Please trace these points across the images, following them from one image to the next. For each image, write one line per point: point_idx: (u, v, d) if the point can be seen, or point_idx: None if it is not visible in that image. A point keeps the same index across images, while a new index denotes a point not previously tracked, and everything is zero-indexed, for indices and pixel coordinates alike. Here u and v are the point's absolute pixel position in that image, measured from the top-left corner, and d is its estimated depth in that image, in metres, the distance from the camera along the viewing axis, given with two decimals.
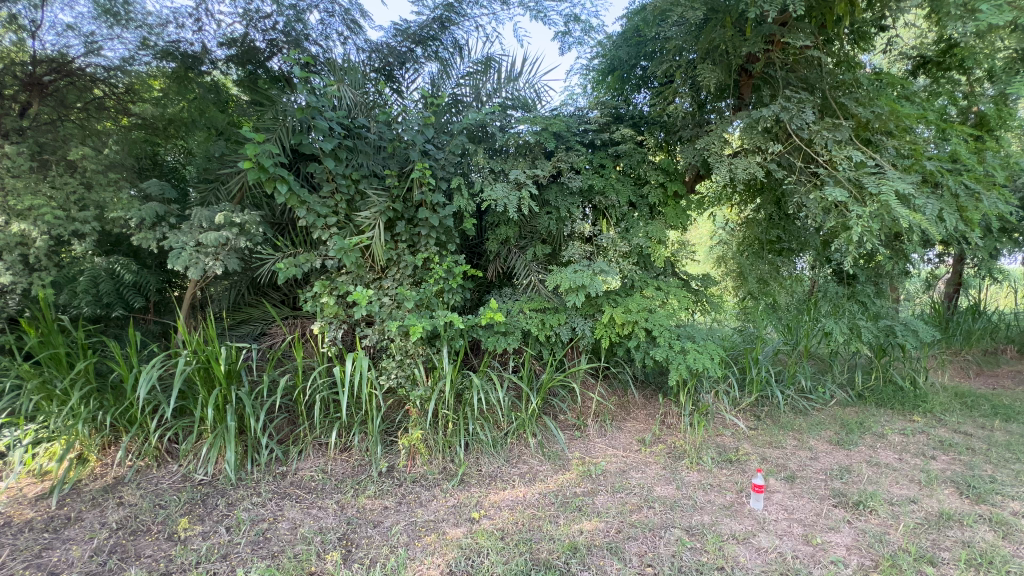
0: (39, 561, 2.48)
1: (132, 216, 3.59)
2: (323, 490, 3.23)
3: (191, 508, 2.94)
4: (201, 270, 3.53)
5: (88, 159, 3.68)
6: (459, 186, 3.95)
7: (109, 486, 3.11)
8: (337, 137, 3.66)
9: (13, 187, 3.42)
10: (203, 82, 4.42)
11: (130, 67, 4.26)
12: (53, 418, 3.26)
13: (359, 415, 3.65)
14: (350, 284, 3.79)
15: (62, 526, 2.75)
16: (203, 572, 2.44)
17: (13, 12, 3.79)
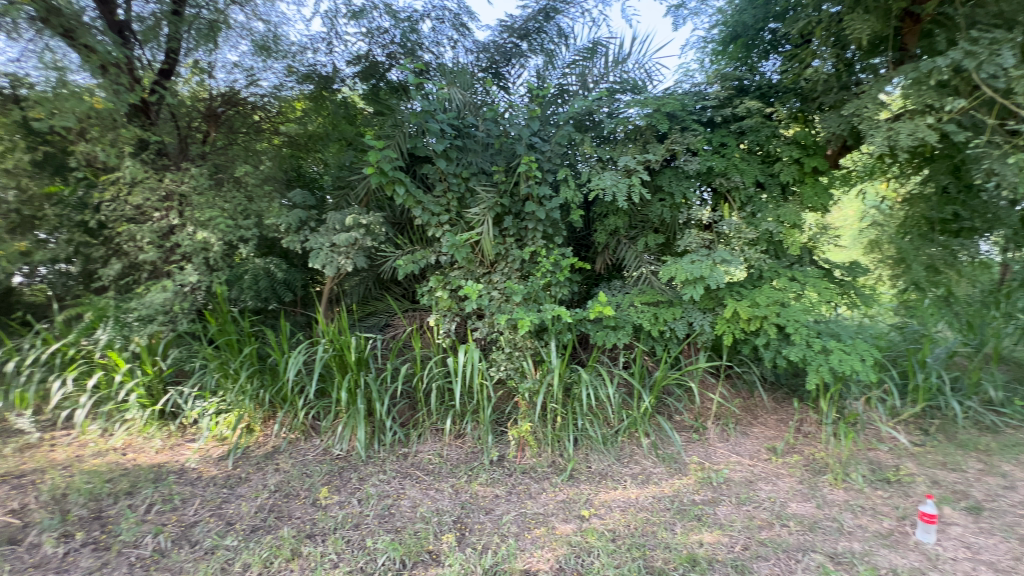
0: (221, 511, 2.98)
1: (283, 223, 4.14)
2: (440, 473, 3.43)
3: (330, 479, 3.32)
4: (335, 268, 3.95)
5: (250, 175, 4.36)
6: (566, 177, 3.90)
7: (268, 454, 3.64)
8: (448, 138, 3.82)
9: (198, 203, 4.15)
10: (335, 99, 4.96)
11: (280, 93, 4.91)
12: (228, 393, 3.91)
13: (471, 405, 3.80)
14: (462, 279, 3.95)
15: (235, 483, 3.28)
16: (340, 537, 2.72)
17: (196, 59, 4.62)
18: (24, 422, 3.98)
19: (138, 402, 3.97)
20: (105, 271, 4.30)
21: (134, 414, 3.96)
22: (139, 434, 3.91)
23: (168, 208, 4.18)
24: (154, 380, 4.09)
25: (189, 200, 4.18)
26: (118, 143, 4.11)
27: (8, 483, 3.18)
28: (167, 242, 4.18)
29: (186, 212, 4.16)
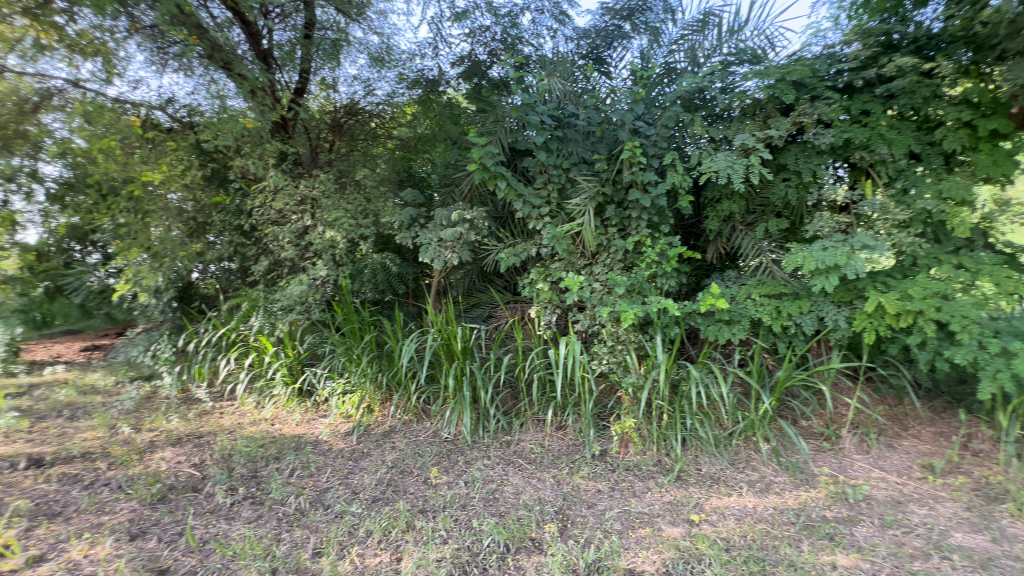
0: (348, 480, 3.33)
1: (397, 220, 4.47)
2: (542, 463, 3.47)
3: (440, 460, 3.54)
4: (442, 261, 4.16)
5: (368, 178, 4.86)
6: (673, 162, 3.68)
7: (386, 433, 3.98)
8: (548, 129, 3.82)
9: (326, 205, 4.65)
10: (442, 100, 5.22)
11: (393, 100, 5.35)
12: (353, 375, 4.34)
13: (572, 397, 3.79)
14: (563, 271, 3.92)
15: (359, 457, 3.64)
16: (449, 515, 2.87)
17: (322, 77, 5.24)
18: (202, 392, 4.83)
19: (282, 380, 4.58)
20: (256, 268, 5.02)
21: (280, 390, 4.58)
22: (284, 408, 4.52)
23: (302, 211, 4.73)
24: (294, 361, 4.69)
25: (319, 203, 4.69)
26: (264, 155, 4.73)
27: (191, 442, 3.87)
28: (303, 241, 4.74)
29: (317, 214, 4.68)
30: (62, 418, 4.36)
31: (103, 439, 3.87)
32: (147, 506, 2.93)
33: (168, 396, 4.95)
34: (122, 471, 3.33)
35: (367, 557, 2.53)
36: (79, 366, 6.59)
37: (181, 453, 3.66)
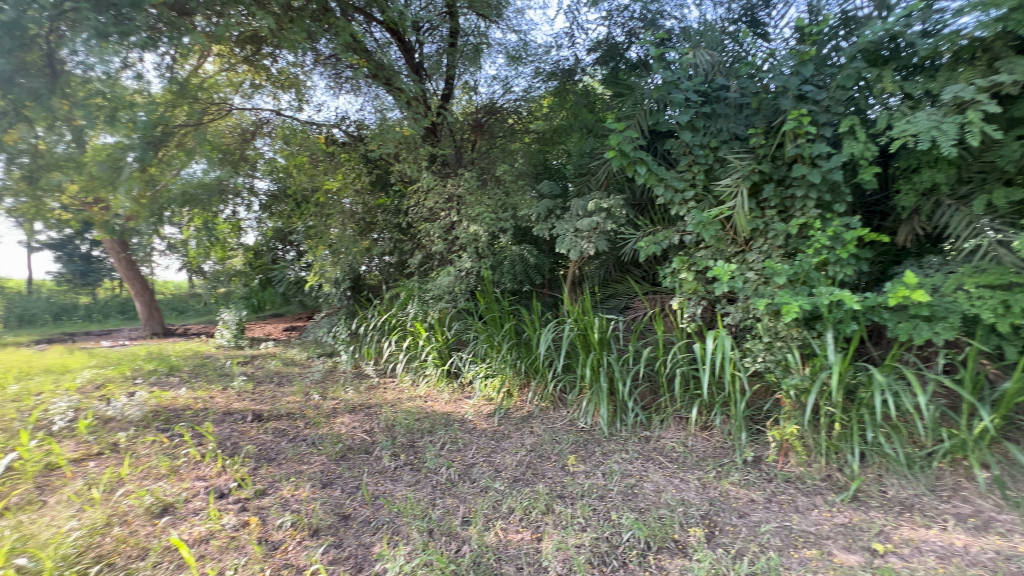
0: (492, 458, 3.55)
1: (534, 212, 4.59)
2: (685, 463, 3.28)
3: (577, 448, 3.57)
4: (579, 251, 4.16)
5: (508, 173, 5.08)
6: (851, 129, 3.13)
7: (525, 417, 4.15)
8: (694, 107, 3.55)
9: (469, 201, 4.97)
10: (577, 89, 5.23)
11: (530, 95, 5.60)
12: (494, 361, 4.61)
13: (720, 396, 3.52)
14: (710, 259, 3.62)
15: (500, 438, 3.86)
16: (586, 504, 2.88)
17: (465, 82, 5.64)
18: (370, 369, 5.61)
19: (433, 361, 5.07)
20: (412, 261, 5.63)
21: (431, 370, 5.08)
22: (435, 386, 5.01)
23: (449, 207, 5.15)
24: (443, 345, 5.16)
25: (464, 200, 5.03)
26: (417, 159, 5.24)
27: (363, 410, 4.52)
28: (450, 235, 5.15)
29: (461, 210, 5.03)
30: (273, 383, 5.44)
31: (301, 403, 4.73)
32: (333, 462, 3.49)
33: (345, 370, 5.85)
34: (315, 431, 4.03)
35: (510, 533, 2.67)
36: (282, 343, 8.16)
37: (356, 419, 4.30)
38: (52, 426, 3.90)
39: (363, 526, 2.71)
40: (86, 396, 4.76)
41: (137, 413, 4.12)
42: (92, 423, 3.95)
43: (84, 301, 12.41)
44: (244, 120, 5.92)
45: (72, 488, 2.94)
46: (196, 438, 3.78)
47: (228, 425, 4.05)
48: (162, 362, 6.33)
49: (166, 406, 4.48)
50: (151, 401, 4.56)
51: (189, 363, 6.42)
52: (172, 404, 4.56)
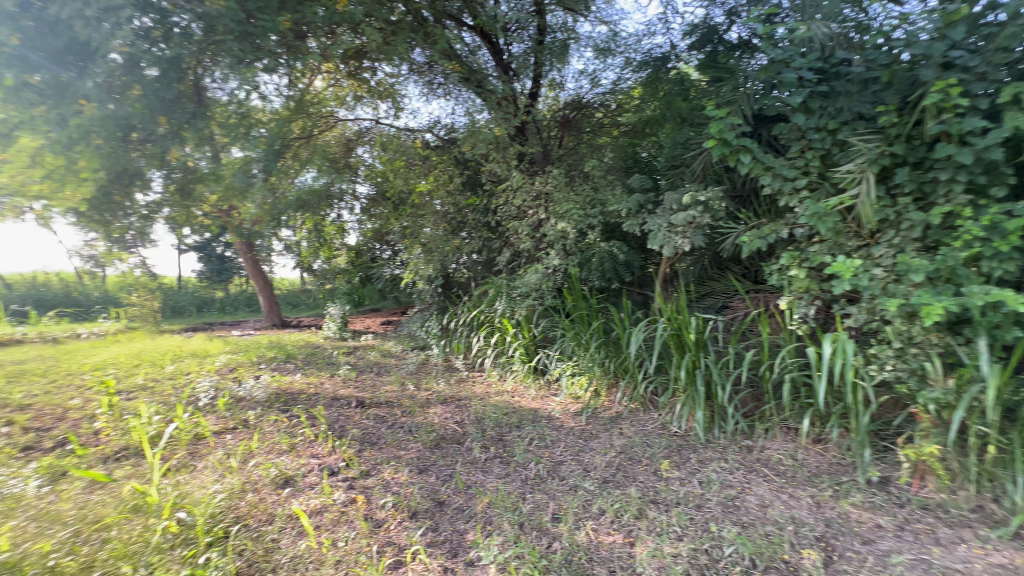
0: (580, 457, 3.51)
1: (624, 208, 4.46)
2: (795, 478, 3.00)
3: (670, 454, 3.42)
4: (673, 248, 3.95)
5: (597, 168, 4.98)
6: (1015, 98, 2.64)
7: (613, 418, 4.06)
8: (808, 87, 3.23)
9: (557, 198, 4.89)
10: (671, 77, 5.01)
11: (619, 86, 5.46)
12: (581, 359, 4.55)
13: (838, 407, 3.18)
14: (826, 255, 3.26)
15: (589, 437, 3.81)
16: (682, 513, 2.74)
17: (552, 78, 5.64)
18: (460, 363, 5.85)
19: (520, 357, 5.15)
20: (501, 258, 5.76)
21: (518, 366, 5.17)
22: (522, 382, 5.08)
23: (537, 205, 5.17)
24: (529, 342, 5.22)
25: (552, 197, 4.99)
26: (506, 158, 5.32)
27: (454, 402, 4.71)
28: (538, 233, 5.18)
29: (549, 208, 5.01)
30: (373, 372, 5.87)
31: (398, 392, 5.05)
32: (427, 449, 3.68)
33: (436, 363, 6.14)
34: (411, 419, 4.27)
35: (601, 534, 2.62)
36: (380, 335, 8.78)
37: (448, 410, 4.49)
38: (198, 402, 4.55)
39: (457, 513, 2.82)
40: (223, 377, 5.49)
41: (262, 394, 4.67)
42: (228, 401, 4.55)
43: (219, 295, 14.33)
44: (347, 130, 6.41)
45: (214, 456, 3.40)
46: (310, 419, 4.20)
47: (336, 409, 4.44)
48: (280, 350, 7.12)
49: (285, 390, 5.02)
50: (273, 384, 5.14)
51: (302, 352, 7.14)
52: (290, 388, 5.10)
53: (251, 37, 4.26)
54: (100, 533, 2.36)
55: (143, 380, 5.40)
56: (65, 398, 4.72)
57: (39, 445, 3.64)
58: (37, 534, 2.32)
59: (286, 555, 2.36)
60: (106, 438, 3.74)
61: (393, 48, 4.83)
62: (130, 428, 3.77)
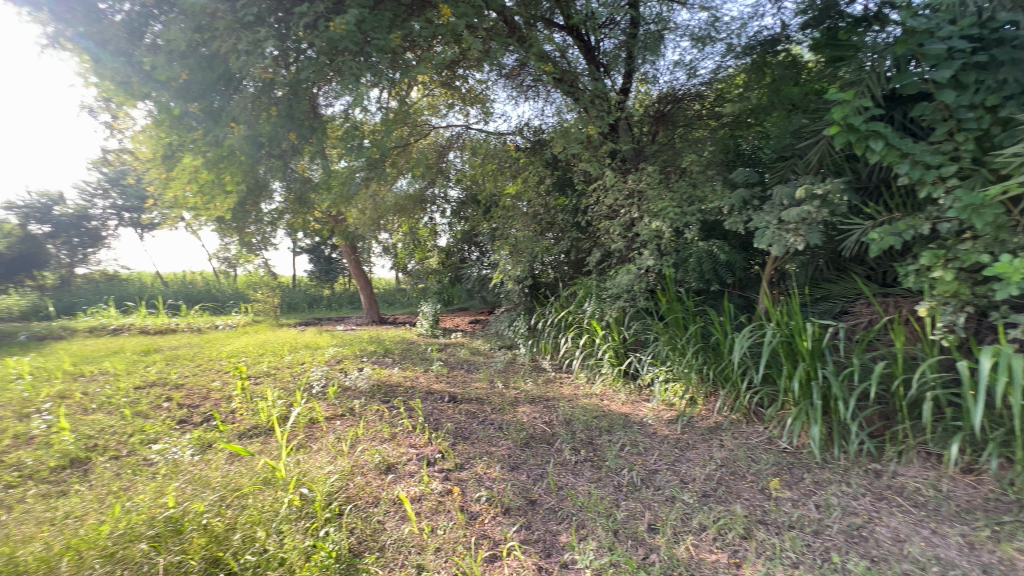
0: (676, 467, 3.34)
1: (726, 205, 4.13)
2: (938, 512, 2.60)
3: (779, 471, 3.13)
4: (783, 247, 3.61)
5: (695, 163, 4.69)
6: None
7: (713, 429, 3.81)
8: (959, 58, 2.78)
9: (650, 196, 4.69)
10: (780, 61, 4.62)
11: (719, 75, 5.16)
12: (677, 365, 4.34)
13: (996, 433, 2.71)
14: (982, 253, 2.79)
15: (685, 447, 3.61)
16: (797, 539, 2.49)
17: (645, 72, 5.45)
18: (547, 363, 5.87)
19: (610, 360, 5.05)
20: (591, 258, 5.68)
21: (607, 369, 5.07)
22: (611, 385, 4.97)
23: (631, 203, 5.00)
24: (619, 345, 5.11)
25: (645, 195, 4.78)
26: (597, 156, 5.22)
27: (542, 402, 4.73)
28: (630, 233, 5.01)
29: (643, 206, 4.81)
30: (463, 369, 6.09)
31: (487, 389, 5.18)
32: (517, 447, 3.72)
33: (523, 363, 6.22)
34: (500, 417, 4.35)
35: (703, 551, 2.46)
36: (468, 333, 9.09)
37: (536, 410, 4.52)
38: (311, 389, 5.04)
39: (550, 513, 2.83)
40: (331, 368, 6.03)
41: (364, 385, 5.05)
42: (337, 390, 4.98)
43: (326, 293, 15.75)
44: (439, 138, 6.70)
45: (327, 439, 3.74)
46: (408, 411, 4.46)
47: (430, 403, 4.67)
48: (380, 345, 7.66)
49: (384, 382, 5.38)
50: (374, 376, 5.53)
51: (398, 347, 7.62)
52: (389, 380, 5.46)
53: (364, 55, 4.58)
54: (240, 500, 2.68)
55: (268, 368, 6.11)
56: (208, 380, 5.48)
57: (190, 420, 4.26)
58: (193, 495, 2.69)
59: (391, 536, 2.52)
60: (240, 417, 4.27)
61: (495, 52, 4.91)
62: (259, 409, 4.27)
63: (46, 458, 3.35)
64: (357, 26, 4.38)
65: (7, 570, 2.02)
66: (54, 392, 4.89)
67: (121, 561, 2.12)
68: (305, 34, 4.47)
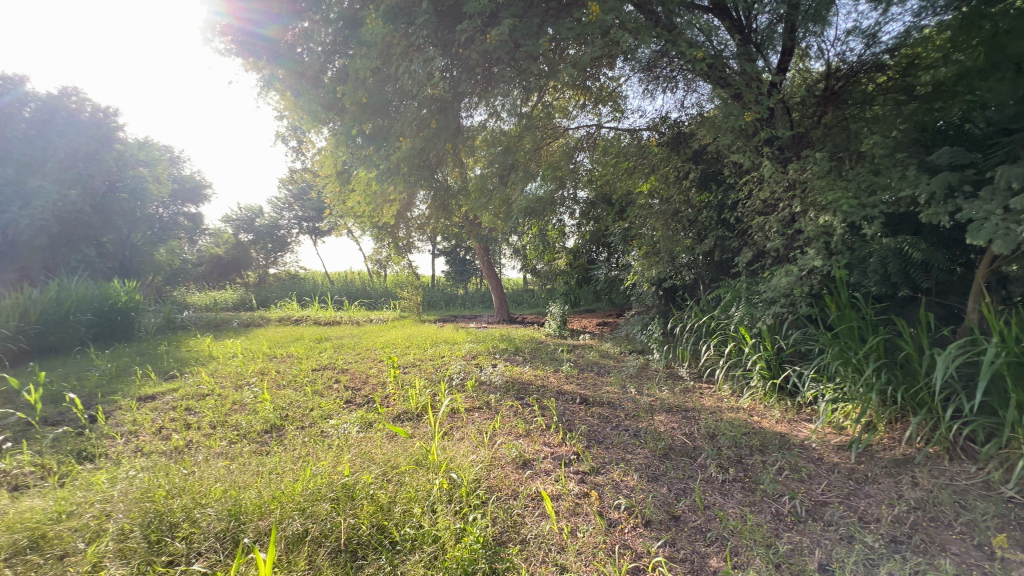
0: (852, 502, 2.86)
1: (921, 193, 3.40)
2: None
3: (1004, 526, 2.49)
4: (1012, 243, 2.83)
5: (878, 146, 3.94)
6: None
7: (900, 462, 3.18)
8: None
9: (817, 186, 4.09)
10: (997, 11, 3.46)
11: (906, 40, 4.24)
12: (849, 383, 3.72)
13: None
14: None
15: (863, 480, 3.07)
16: None
17: (806, 47, 4.84)
18: (684, 371, 5.51)
19: (761, 373, 4.54)
20: (740, 259, 5.17)
21: (756, 383, 4.58)
22: (761, 401, 4.47)
23: (792, 195, 4.42)
24: (773, 356, 4.57)
25: (810, 185, 4.19)
26: (749, 146, 4.73)
27: (681, 412, 4.43)
28: (789, 230, 4.44)
29: (807, 198, 4.22)
30: (593, 372, 6.01)
31: (620, 394, 5.02)
32: (656, 457, 3.52)
33: (657, 369, 5.91)
34: (635, 423, 4.18)
35: None
36: (596, 335, 8.98)
37: (674, 420, 4.24)
38: (452, 381, 5.42)
39: (697, 533, 2.63)
40: (468, 363, 6.42)
41: (499, 381, 5.27)
42: (474, 383, 5.29)
43: (461, 292, 16.90)
44: (569, 139, 6.64)
45: (468, 429, 3.97)
46: (541, 409, 4.54)
47: (563, 403, 4.69)
48: (511, 343, 7.95)
49: (517, 379, 5.56)
50: (507, 373, 5.75)
51: (527, 346, 7.82)
52: (521, 378, 5.63)
53: (516, 63, 4.75)
54: (399, 476, 2.98)
55: (414, 359, 6.74)
56: (367, 367, 6.25)
57: (354, 401, 4.89)
58: (363, 467, 3.06)
59: (531, 531, 2.57)
60: (393, 402, 4.77)
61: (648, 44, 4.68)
62: (409, 396, 4.73)
63: (255, 422, 4.13)
64: (509, 36, 4.53)
65: (234, 509, 2.51)
66: (257, 369, 6.00)
67: (311, 516, 2.50)
68: (462, 49, 4.78)
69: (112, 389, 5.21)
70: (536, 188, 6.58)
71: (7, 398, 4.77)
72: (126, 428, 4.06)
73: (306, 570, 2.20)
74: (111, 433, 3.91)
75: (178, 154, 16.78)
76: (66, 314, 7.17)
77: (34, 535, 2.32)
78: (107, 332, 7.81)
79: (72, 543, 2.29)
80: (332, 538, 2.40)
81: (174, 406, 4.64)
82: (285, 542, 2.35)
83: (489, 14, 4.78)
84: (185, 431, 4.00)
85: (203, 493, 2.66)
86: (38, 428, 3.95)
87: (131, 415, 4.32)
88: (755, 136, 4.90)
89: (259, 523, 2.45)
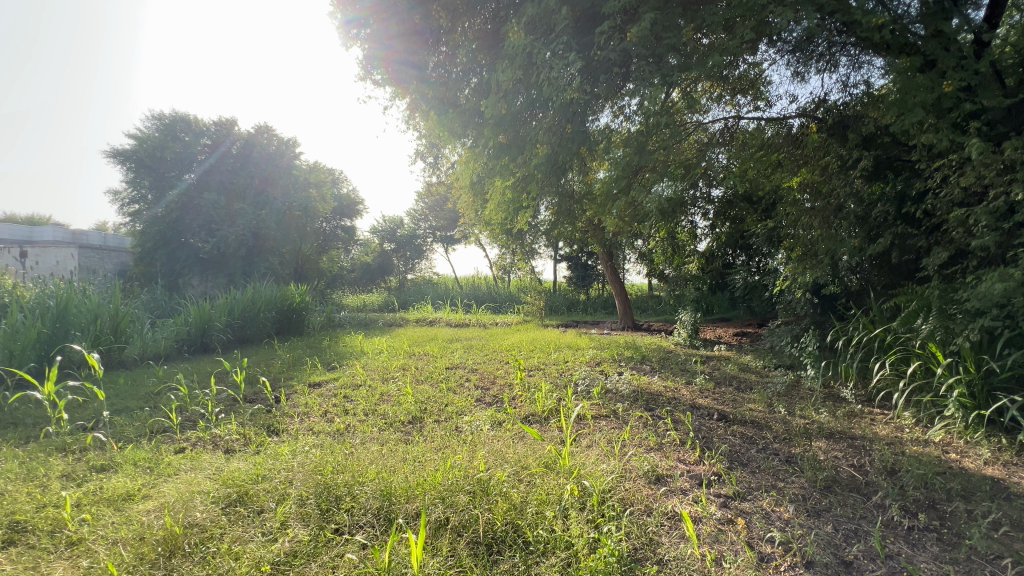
0: None
1: None
2: None
3: None
4: None
5: None
6: None
7: None
8: None
9: None
10: None
11: None
12: None
13: None
14: None
15: None
16: None
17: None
18: (849, 393, 4.72)
19: (960, 402, 3.71)
20: (929, 260, 4.28)
21: (954, 413, 3.75)
22: (960, 436, 3.64)
23: (1010, 180, 3.54)
24: (979, 382, 3.70)
25: None
26: (944, 123, 3.92)
27: (846, 440, 3.79)
28: (1006, 224, 3.56)
29: None
30: (732, 387, 5.45)
31: (766, 413, 4.49)
32: (815, 489, 3.05)
33: (813, 388, 5.16)
34: (787, 447, 3.69)
35: None
36: (734, 346, 8.17)
37: (839, 448, 3.65)
38: (577, 387, 5.36)
39: None
40: (593, 369, 6.32)
41: (626, 389, 5.08)
42: (600, 390, 5.18)
43: (583, 298, 16.80)
44: (700, 136, 6.23)
45: (596, 437, 3.88)
46: (674, 422, 4.26)
47: (698, 418, 4.34)
48: (636, 351, 7.64)
49: (645, 389, 5.30)
50: (634, 382, 5.52)
51: (655, 355, 7.44)
52: (649, 388, 5.36)
53: (656, 56, 4.59)
54: (530, 477, 3.03)
55: (539, 363, 6.85)
56: (495, 367, 6.54)
57: (483, 399, 5.11)
58: (496, 464, 3.17)
59: (668, 552, 2.40)
60: (521, 403, 4.88)
61: (806, 20, 4.20)
62: (535, 398, 4.80)
63: (399, 413, 4.58)
64: (650, 29, 4.41)
65: (386, 489, 2.78)
66: (400, 364, 6.65)
67: (451, 505, 2.67)
68: (600, 50, 4.76)
69: (291, 375, 6.20)
70: (664, 187, 5.66)
71: (220, 378, 5.95)
72: (301, 409, 4.78)
73: (448, 556, 2.34)
74: (290, 412, 4.63)
75: (339, 175, 19.46)
76: (259, 311, 8.73)
77: (241, 491, 2.83)
78: (286, 327, 9.37)
79: (266, 501, 2.76)
80: (471, 529, 2.52)
81: (335, 393, 5.35)
82: (429, 526, 2.55)
83: (628, 11, 4.69)
84: (344, 415, 4.57)
85: (361, 472, 2.99)
86: (239, 404, 4.83)
87: (305, 398, 5.08)
88: (953, 110, 4.05)
89: (407, 506, 2.69)
